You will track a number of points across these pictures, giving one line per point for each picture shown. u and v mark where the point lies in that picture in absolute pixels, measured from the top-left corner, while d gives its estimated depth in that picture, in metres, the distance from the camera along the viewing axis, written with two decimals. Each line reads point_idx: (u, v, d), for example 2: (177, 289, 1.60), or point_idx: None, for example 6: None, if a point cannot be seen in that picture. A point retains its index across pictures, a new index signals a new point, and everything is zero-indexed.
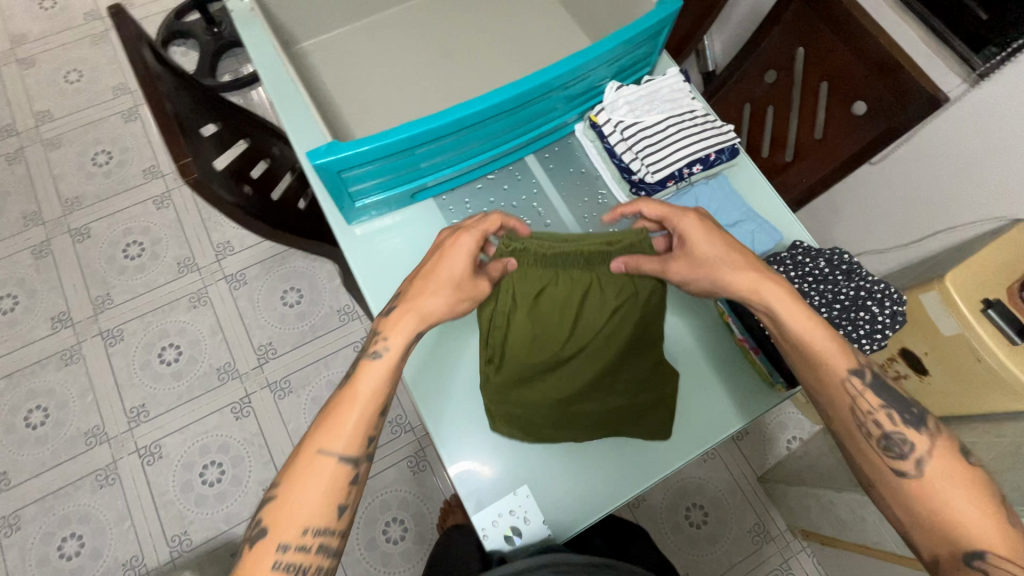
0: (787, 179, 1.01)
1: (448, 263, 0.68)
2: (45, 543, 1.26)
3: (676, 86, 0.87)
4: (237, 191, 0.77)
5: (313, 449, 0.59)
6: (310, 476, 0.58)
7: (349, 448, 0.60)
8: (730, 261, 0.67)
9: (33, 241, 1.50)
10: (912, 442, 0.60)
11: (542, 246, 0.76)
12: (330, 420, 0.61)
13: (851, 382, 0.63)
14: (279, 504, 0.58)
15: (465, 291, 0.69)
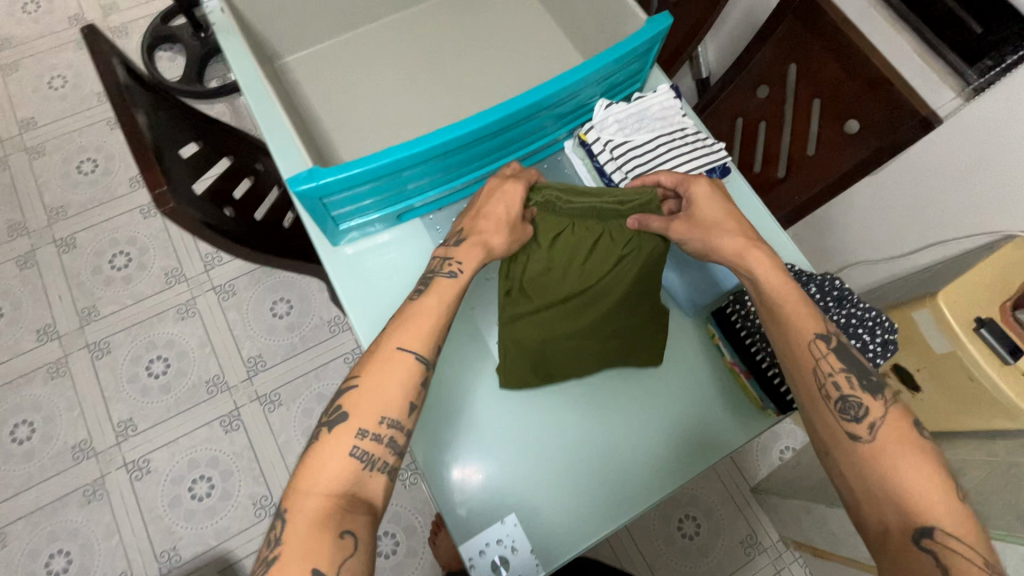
0: (777, 196, 1.01)
1: (498, 204, 0.74)
2: (32, 560, 1.25)
3: (666, 103, 0.85)
4: (217, 215, 0.76)
5: (393, 346, 0.64)
6: (386, 372, 0.63)
7: (423, 350, 0.65)
8: (721, 225, 0.71)
9: (17, 252, 1.47)
10: (868, 407, 0.60)
11: (562, 196, 0.75)
12: (406, 326, 0.66)
13: (815, 344, 0.63)
14: (359, 393, 0.62)
15: (512, 233, 0.74)
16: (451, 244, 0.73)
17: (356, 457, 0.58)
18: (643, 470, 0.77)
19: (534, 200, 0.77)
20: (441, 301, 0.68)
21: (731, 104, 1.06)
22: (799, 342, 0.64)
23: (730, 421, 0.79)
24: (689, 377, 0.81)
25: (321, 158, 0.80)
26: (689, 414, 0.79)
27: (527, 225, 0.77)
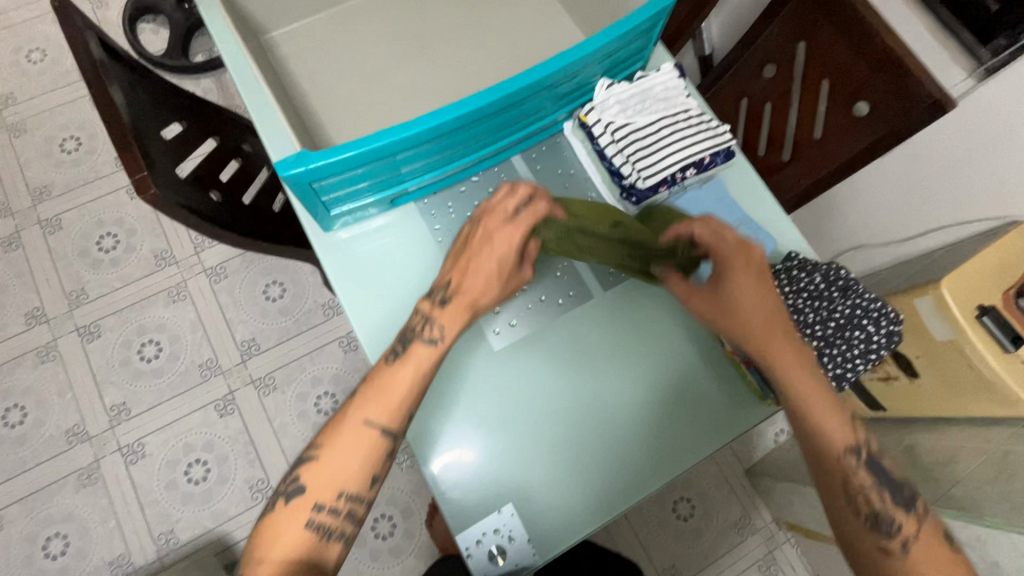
0: (781, 181, 0.98)
1: (489, 258, 0.65)
2: (30, 543, 1.25)
3: (670, 83, 0.82)
4: (202, 200, 0.73)
5: (357, 418, 0.62)
6: (350, 445, 0.61)
7: (390, 421, 0.62)
8: (758, 316, 0.65)
9: (1, 233, 1.43)
10: (901, 522, 0.60)
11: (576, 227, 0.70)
12: (375, 391, 0.63)
13: (846, 460, 0.62)
14: (319, 465, 0.61)
15: (503, 286, 0.67)
16: (438, 297, 0.66)
17: (311, 531, 0.59)
18: (643, 459, 0.76)
19: (541, 233, 0.68)
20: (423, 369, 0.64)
21: (736, 84, 1.02)
22: (830, 459, 0.63)
23: (729, 410, 0.78)
24: (688, 366, 0.80)
25: (309, 139, 0.76)
26: (686, 405, 0.78)
27: (523, 270, 0.69)
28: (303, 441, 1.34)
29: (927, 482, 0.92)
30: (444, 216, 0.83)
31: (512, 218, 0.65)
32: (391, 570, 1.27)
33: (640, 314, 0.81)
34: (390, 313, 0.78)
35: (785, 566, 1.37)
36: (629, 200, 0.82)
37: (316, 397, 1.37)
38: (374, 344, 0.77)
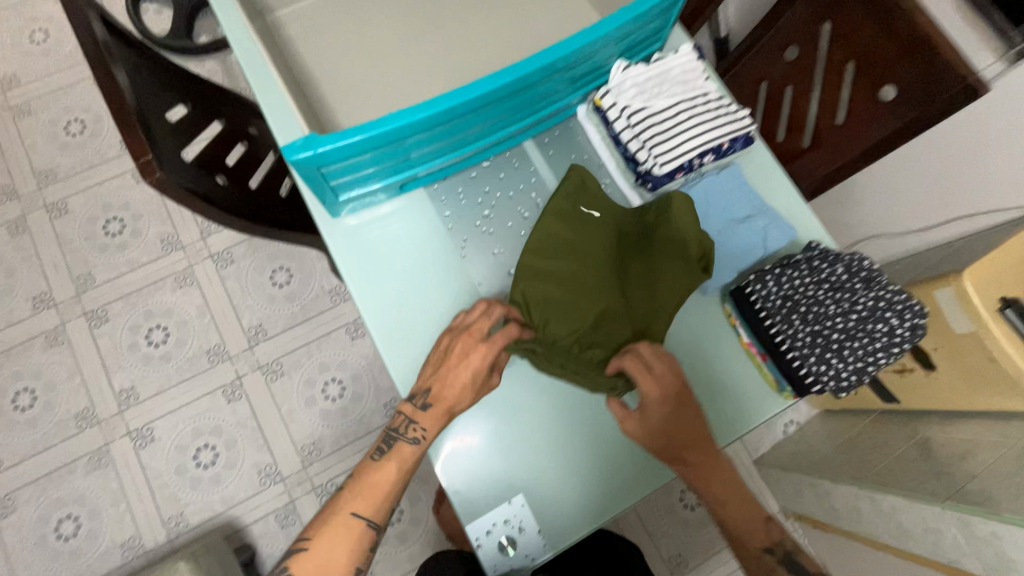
0: (796, 170, 0.95)
1: (462, 373, 0.69)
2: (42, 525, 1.27)
3: (688, 66, 0.79)
4: (208, 184, 0.71)
5: (346, 512, 0.71)
6: (337, 539, 0.70)
7: (374, 514, 0.72)
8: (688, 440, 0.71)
9: (8, 216, 1.43)
10: None
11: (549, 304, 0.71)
12: (361, 489, 0.72)
13: (764, 558, 0.74)
14: (308, 555, 0.70)
15: (477, 394, 0.71)
16: (419, 402, 0.70)
17: None
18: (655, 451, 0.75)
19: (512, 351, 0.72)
20: (399, 467, 0.72)
21: (755, 66, 0.98)
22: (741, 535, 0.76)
23: (745, 403, 0.77)
24: (701, 360, 0.78)
25: (316, 122, 0.74)
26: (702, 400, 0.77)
27: (495, 377, 0.72)
28: (311, 427, 1.34)
29: (940, 476, 0.91)
30: (455, 202, 0.81)
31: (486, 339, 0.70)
32: (399, 555, 1.28)
33: None
34: (399, 301, 0.77)
35: None
36: (644, 186, 0.79)
37: (323, 383, 1.37)
38: (383, 333, 0.76)
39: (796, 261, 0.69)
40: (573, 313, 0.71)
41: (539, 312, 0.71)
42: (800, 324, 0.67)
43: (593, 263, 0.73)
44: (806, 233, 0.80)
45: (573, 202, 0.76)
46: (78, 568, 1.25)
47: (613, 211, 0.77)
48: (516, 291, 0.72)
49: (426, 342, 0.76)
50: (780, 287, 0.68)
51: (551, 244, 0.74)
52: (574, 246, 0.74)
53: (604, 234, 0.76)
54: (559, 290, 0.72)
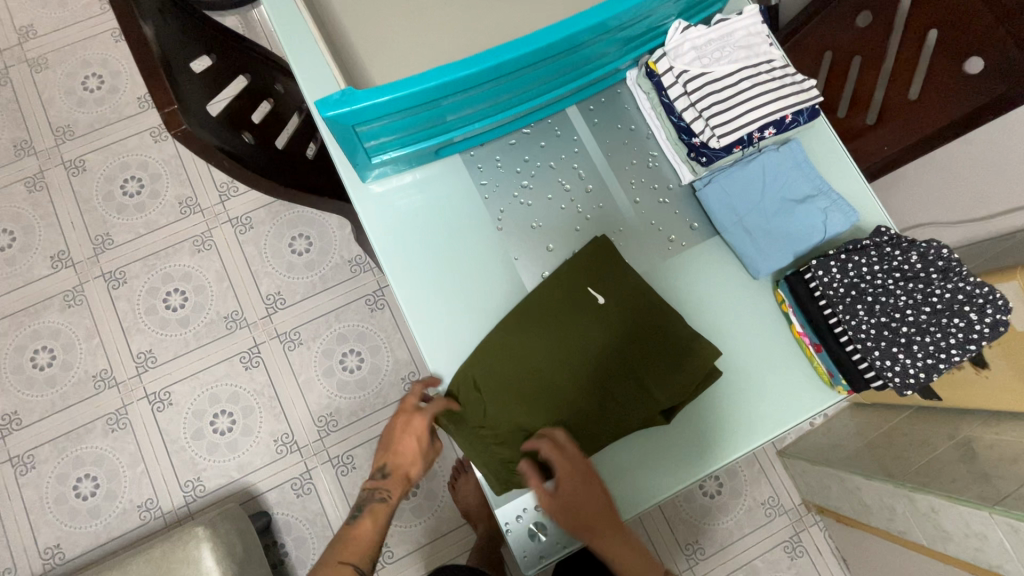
0: (863, 146, 0.86)
1: (409, 436, 0.75)
2: (61, 483, 1.27)
3: (753, 28, 0.73)
4: (233, 139, 0.67)
5: (334, 561, 0.73)
6: None
7: (361, 560, 0.74)
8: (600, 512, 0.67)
9: (25, 172, 1.40)
10: None
11: (501, 353, 0.70)
12: (351, 537, 0.75)
13: None
14: None
15: (424, 459, 0.76)
16: (378, 474, 0.77)
17: None
18: (686, 444, 0.72)
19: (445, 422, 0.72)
20: (374, 525, 0.76)
21: (818, 35, 0.88)
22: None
23: (793, 399, 0.72)
24: (747, 352, 0.74)
25: (350, 78, 0.69)
26: (701, 450, 0.72)
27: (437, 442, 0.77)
28: (328, 398, 1.33)
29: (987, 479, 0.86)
30: (492, 171, 0.76)
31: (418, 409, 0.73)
32: (414, 528, 1.27)
33: (701, 286, 0.75)
34: (431, 277, 0.73)
35: (811, 548, 1.34)
36: (697, 159, 0.74)
37: (341, 354, 1.35)
38: (409, 308, 0.72)
39: (862, 246, 0.64)
40: (503, 411, 0.69)
41: (468, 395, 0.70)
42: (866, 315, 0.62)
43: (569, 355, 0.70)
44: (869, 216, 0.75)
45: (580, 276, 0.72)
46: (96, 527, 1.25)
47: (622, 295, 0.72)
48: (470, 372, 0.70)
49: (458, 324, 0.72)
50: (845, 275, 0.63)
51: (533, 314, 0.71)
52: (557, 323, 0.71)
53: (607, 317, 0.71)
54: (501, 378, 0.70)
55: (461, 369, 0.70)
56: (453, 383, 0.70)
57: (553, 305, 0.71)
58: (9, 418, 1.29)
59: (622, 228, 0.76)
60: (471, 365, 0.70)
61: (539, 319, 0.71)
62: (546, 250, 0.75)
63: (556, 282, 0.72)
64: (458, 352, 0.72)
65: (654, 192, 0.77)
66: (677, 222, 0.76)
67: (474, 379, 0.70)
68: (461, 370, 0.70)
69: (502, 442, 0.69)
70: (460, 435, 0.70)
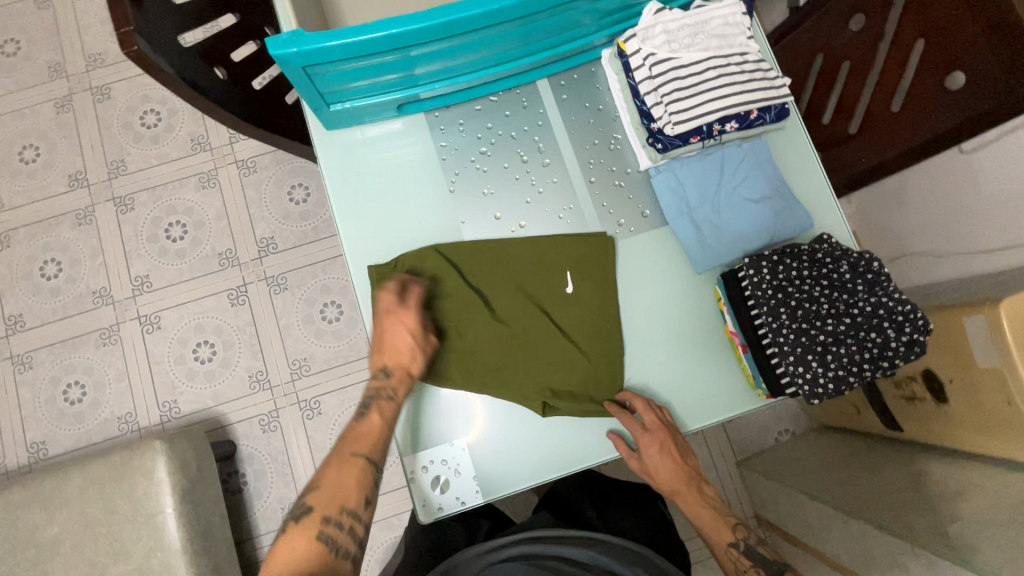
0: (840, 155, 0.94)
1: (397, 331, 0.69)
2: (52, 386, 1.36)
3: (730, 18, 0.71)
4: (200, 72, 0.70)
5: (345, 454, 0.64)
6: (341, 473, 0.62)
7: (374, 452, 0.65)
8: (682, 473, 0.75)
9: (56, 93, 1.48)
10: None
11: (450, 284, 0.74)
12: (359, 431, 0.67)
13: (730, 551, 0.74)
14: (317, 492, 0.61)
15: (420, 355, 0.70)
16: (378, 372, 0.69)
17: (320, 545, 0.57)
18: (595, 431, 0.74)
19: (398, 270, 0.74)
20: (385, 420, 0.68)
21: (813, 36, 0.94)
22: (719, 554, 0.75)
23: (698, 402, 0.74)
24: (667, 349, 0.75)
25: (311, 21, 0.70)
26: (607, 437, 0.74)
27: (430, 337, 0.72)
28: (304, 343, 1.37)
29: (926, 510, 0.82)
30: (454, 134, 0.77)
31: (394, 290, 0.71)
32: None
33: (644, 277, 0.75)
34: (360, 184, 0.76)
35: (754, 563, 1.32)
36: (653, 146, 0.73)
37: (322, 304, 1.39)
38: (342, 202, 0.76)
39: (798, 252, 0.66)
40: (429, 302, 0.74)
41: (407, 271, 0.74)
42: (787, 319, 0.63)
43: (516, 304, 0.74)
44: (822, 224, 0.74)
45: (566, 258, 0.75)
46: (79, 431, 1.34)
47: (592, 297, 0.74)
48: (400, 269, 0.74)
49: (384, 233, 0.76)
50: (775, 277, 0.64)
51: (490, 256, 0.75)
52: (520, 278, 0.75)
53: (551, 287, 0.75)
54: (447, 277, 0.74)
55: (404, 257, 0.74)
56: (394, 257, 0.75)
57: (528, 264, 0.75)
58: (15, 319, 1.39)
59: (571, 207, 0.76)
60: (427, 253, 0.74)
61: (503, 262, 0.75)
62: (493, 218, 0.76)
63: (540, 252, 0.75)
64: (359, 234, 0.75)
65: (611, 174, 0.77)
66: (629, 207, 0.76)
67: (421, 292, 0.74)
68: (391, 259, 0.75)
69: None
70: (378, 292, 0.74)
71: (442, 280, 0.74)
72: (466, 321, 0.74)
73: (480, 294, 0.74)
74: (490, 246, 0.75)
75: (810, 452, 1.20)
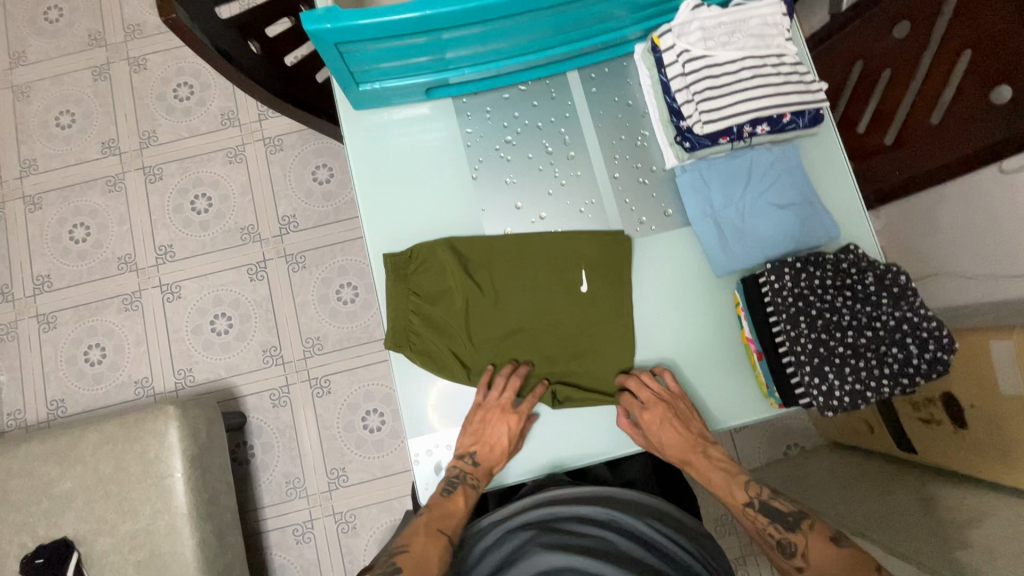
0: (873, 168, 0.93)
1: (499, 431, 0.71)
2: (74, 347, 1.40)
3: (770, 18, 0.69)
4: (234, 44, 0.71)
5: (432, 528, 0.68)
6: (428, 543, 0.67)
7: (455, 532, 0.69)
8: (690, 442, 0.71)
9: (94, 62, 1.51)
10: (798, 543, 0.66)
11: (461, 278, 0.73)
12: (442, 503, 0.70)
13: (747, 510, 0.70)
14: (409, 557, 0.66)
15: (511, 454, 0.72)
16: (470, 459, 0.71)
17: None
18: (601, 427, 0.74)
19: (415, 256, 0.74)
20: (468, 502, 0.71)
21: (853, 43, 0.92)
22: (737, 514, 0.71)
23: (709, 407, 0.73)
24: (681, 350, 0.74)
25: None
26: (614, 436, 0.74)
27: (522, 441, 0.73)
28: (319, 323, 1.39)
29: (932, 534, 0.79)
30: (480, 120, 0.77)
31: (500, 392, 0.71)
32: (372, 460, 1.34)
33: (664, 277, 0.75)
34: (384, 169, 0.76)
35: None
36: (681, 144, 0.72)
37: (338, 285, 1.41)
38: (364, 185, 0.76)
39: (823, 261, 0.65)
40: (442, 295, 0.74)
41: (421, 264, 0.74)
42: (806, 328, 0.62)
43: (527, 300, 0.74)
44: (849, 235, 0.73)
45: (580, 258, 0.74)
46: (97, 391, 1.38)
47: (606, 295, 0.74)
48: (416, 258, 0.74)
49: (404, 220, 0.76)
50: (796, 285, 0.63)
51: (505, 252, 0.74)
52: (534, 277, 0.74)
53: (564, 284, 0.74)
54: (459, 272, 0.73)
55: (421, 245, 0.74)
56: (412, 246, 0.75)
57: (542, 262, 0.74)
58: (43, 279, 1.43)
59: (593, 201, 0.76)
60: (441, 248, 0.73)
61: (517, 259, 0.74)
62: (514, 208, 0.76)
63: (554, 249, 0.74)
64: (379, 221, 0.76)
65: (636, 171, 0.76)
66: (651, 205, 0.75)
67: (433, 284, 0.74)
68: (408, 247, 0.75)
69: (425, 314, 0.74)
70: (393, 282, 0.74)
71: (454, 274, 0.73)
72: (477, 312, 0.74)
73: (493, 287, 0.74)
74: (506, 240, 0.74)
75: (818, 467, 1.18)
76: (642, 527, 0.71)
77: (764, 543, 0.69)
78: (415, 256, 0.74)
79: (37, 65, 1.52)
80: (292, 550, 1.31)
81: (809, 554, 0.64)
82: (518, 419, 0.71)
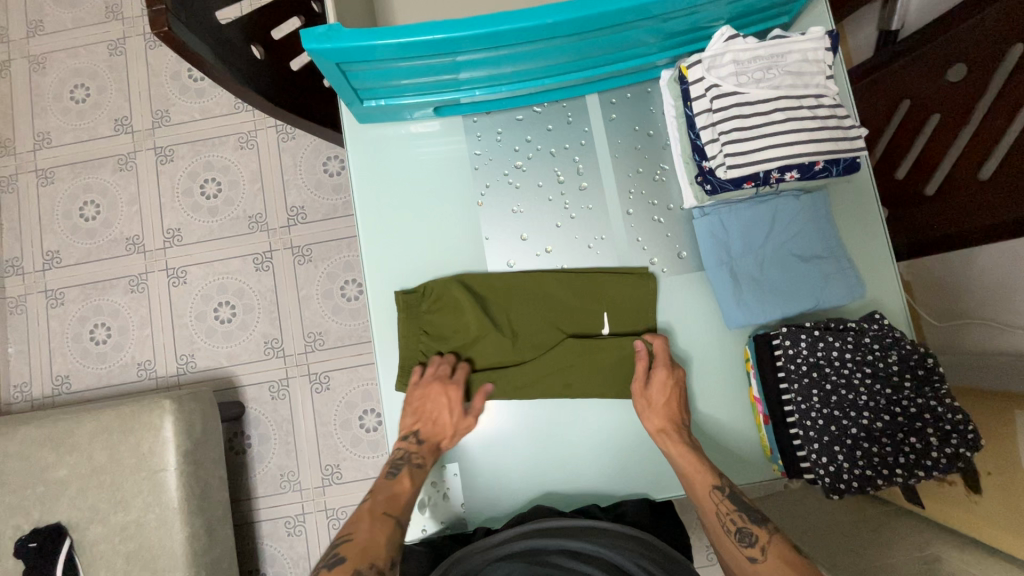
0: (911, 213, 0.87)
1: (437, 404, 0.69)
2: (80, 325, 1.41)
3: (813, 56, 0.63)
4: (236, 52, 0.67)
5: (377, 513, 0.65)
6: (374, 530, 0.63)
7: (404, 514, 0.66)
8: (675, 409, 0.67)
9: (110, 35, 1.48)
10: (756, 534, 0.63)
11: (474, 309, 0.70)
12: (393, 489, 0.67)
13: (712, 494, 0.65)
14: (354, 543, 0.61)
15: (456, 431, 0.70)
16: (413, 437, 0.70)
17: None
18: (596, 474, 0.72)
19: (429, 287, 0.71)
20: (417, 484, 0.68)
21: (900, 78, 0.86)
22: (698, 496, 0.65)
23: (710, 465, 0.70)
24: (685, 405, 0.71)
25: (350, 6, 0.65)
26: (608, 486, 0.72)
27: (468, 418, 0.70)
28: (321, 318, 1.38)
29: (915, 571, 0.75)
30: (490, 142, 0.73)
31: (432, 371, 0.71)
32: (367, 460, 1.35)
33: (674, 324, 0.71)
34: (391, 195, 0.73)
35: None
36: (701, 185, 0.68)
37: (343, 282, 1.39)
38: (367, 211, 0.72)
39: (845, 330, 0.63)
40: (450, 335, 0.72)
41: (433, 301, 0.71)
42: (818, 402, 0.61)
43: (539, 333, 0.72)
44: (871, 294, 0.69)
45: (598, 295, 0.71)
46: (101, 370, 1.39)
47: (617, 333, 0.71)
48: (425, 289, 0.71)
49: (408, 247, 0.73)
50: (811, 353, 0.62)
51: (517, 291, 0.71)
52: (547, 312, 0.72)
53: (576, 319, 0.72)
54: (471, 311, 0.70)
55: (436, 282, 0.71)
56: (427, 283, 0.72)
57: (562, 305, 0.72)
58: (52, 255, 1.43)
59: (604, 237, 0.72)
60: (456, 285, 0.70)
61: (526, 298, 0.71)
62: (520, 240, 0.72)
63: (574, 291, 0.71)
64: (380, 247, 0.73)
65: (651, 208, 0.72)
66: (665, 246, 0.71)
67: (440, 318, 0.72)
68: (418, 283, 0.72)
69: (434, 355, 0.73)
70: (405, 319, 0.71)
71: (466, 304, 0.70)
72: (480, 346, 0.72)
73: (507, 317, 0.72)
74: (523, 279, 0.71)
75: None
76: (633, 569, 0.65)
77: (720, 528, 0.64)
78: (426, 287, 0.71)
79: (53, 35, 1.50)
80: (284, 541, 1.32)
81: (770, 547, 0.61)
82: (449, 389, 0.69)
